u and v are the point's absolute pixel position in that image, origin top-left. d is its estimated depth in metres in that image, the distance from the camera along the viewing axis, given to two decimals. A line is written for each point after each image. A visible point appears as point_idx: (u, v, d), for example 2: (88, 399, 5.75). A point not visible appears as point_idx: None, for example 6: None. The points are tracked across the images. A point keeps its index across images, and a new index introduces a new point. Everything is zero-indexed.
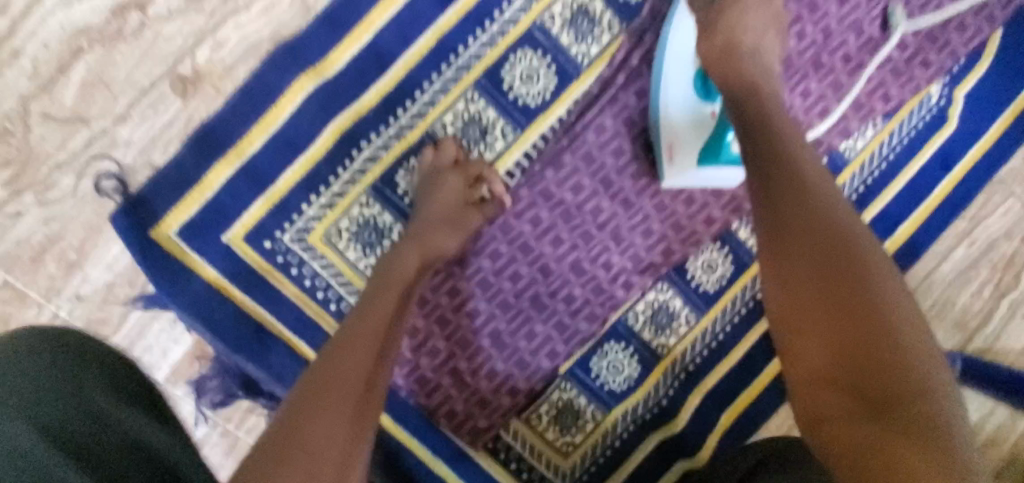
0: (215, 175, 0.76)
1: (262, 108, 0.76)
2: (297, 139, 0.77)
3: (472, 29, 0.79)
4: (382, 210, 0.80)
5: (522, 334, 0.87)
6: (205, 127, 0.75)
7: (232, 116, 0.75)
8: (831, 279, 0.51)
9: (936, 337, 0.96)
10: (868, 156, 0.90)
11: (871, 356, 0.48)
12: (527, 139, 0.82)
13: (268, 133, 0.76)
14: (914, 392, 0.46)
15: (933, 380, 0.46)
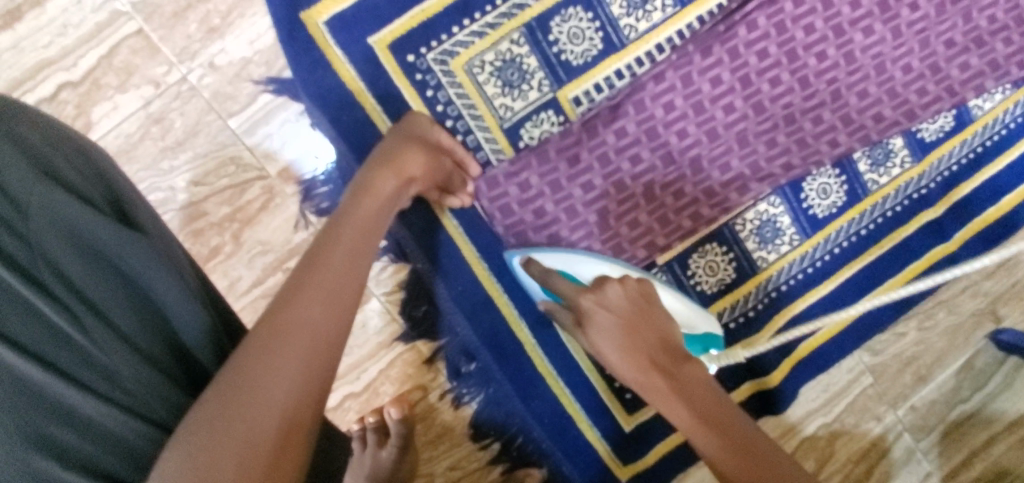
0: None
1: None
2: None
3: None
4: (529, 51, 0.78)
5: (625, 220, 0.84)
6: None
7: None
8: (734, 457, 0.67)
9: (1013, 316, 0.96)
10: (992, 120, 0.92)
11: (740, 443, 0.68)
12: (684, 17, 0.82)
13: None
14: (745, 441, 0.69)
15: (773, 448, 0.68)
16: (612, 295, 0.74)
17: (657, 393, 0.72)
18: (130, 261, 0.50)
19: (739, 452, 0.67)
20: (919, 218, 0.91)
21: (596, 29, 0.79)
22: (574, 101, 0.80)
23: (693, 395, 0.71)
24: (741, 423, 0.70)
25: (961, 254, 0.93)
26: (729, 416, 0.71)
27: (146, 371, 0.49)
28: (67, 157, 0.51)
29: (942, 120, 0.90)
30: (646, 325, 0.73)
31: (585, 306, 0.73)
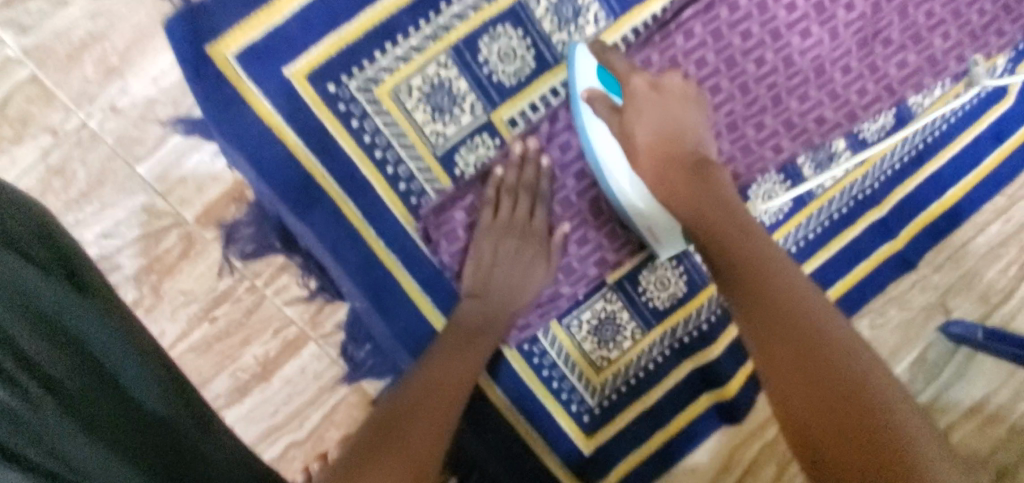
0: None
1: None
2: None
3: None
4: (459, 74, 0.74)
5: (574, 238, 0.81)
6: None
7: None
8: (789, 346, 0.61)
9: (965, 307, 0.97)
10: (932, 115, 0.92)
11: (825, 359, 0.59)
12: (618, 30, 0.80)
13: None
14: (838, 364, 0.58)
15: (862, 371, 0.57)
16: (669, 84, 0.75)
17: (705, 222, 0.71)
18: (73, 322, 0.42)
19: (806, 357, 0.60)
20: (866, 218, 0.91)
21: (527, 46, 0.76)
22: (509, 123, 0.77)
23: (762, 287, 0.66)
24: (844, 345, 0.60)
25: (909, 250, 0.94)
26: (827, 335, 0.61)
27: (89, 442, 0.35)
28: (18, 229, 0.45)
29: (883, 118, 0.90)
30: (681, 109, 0.75)
31: (635, 88, 0.72)
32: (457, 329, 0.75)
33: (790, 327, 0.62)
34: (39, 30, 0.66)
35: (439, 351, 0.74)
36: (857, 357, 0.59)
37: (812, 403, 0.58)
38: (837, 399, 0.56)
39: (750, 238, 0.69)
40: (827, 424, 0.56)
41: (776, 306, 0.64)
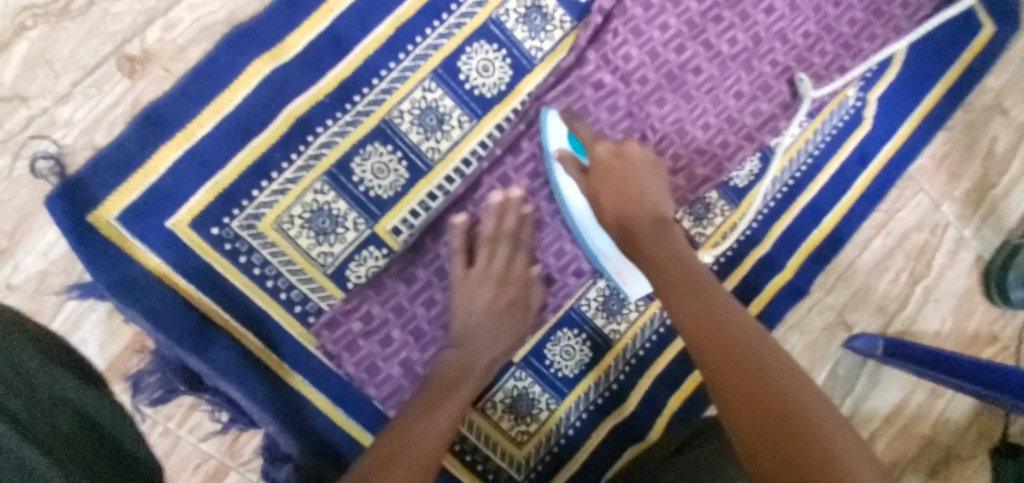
0: (163, 157, 0.74)
1: (217, 89, 0.75)
2: (250, 123, 0.77)
3: (430, 19, 0.82)
4: (337, 196, 0.79)
5: None
6: (152, 109, 0.74)
7: (187, 97, 0.75)
8: (705, 334, 0.62)
9: (862, 321, 1.04)
10: (796, 151, 0.99)
11: (748, 359, 0.59)
12: (483, 128, 0.85)
13: (219, 118, 0.75)
14: (766, 374, 0.57)
15: (777, 368, 0.58)
16: (631, 150, 0.81)
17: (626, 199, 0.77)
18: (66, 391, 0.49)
19: (728, 353, 0.60)
20: (752, 255, 0.98)
21: (398, 159, 0.82)
22: (393, 232, 0.82)
23: (682, 278, 0.69)
24: (760, 341, 0.61)
25: (798, 278, 1.01)
26: (741, 329, 0.62)
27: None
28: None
29: (750, 165, 0.97)
30: (647, 180, 0.79)
31: (600, 154, 0.79)
32: (419, 401, 0.76)
33: (715, 321, 0.63)
34: None
35: (404, 420, 0.74)
36: (779, 359, 0.59)
37: (743, 388, 0.56)
38: (753, 388, 0.56)
39: (672, 244, 0.74)
40: (747, 404, 0.55)
41: (698, 289, 0.68)
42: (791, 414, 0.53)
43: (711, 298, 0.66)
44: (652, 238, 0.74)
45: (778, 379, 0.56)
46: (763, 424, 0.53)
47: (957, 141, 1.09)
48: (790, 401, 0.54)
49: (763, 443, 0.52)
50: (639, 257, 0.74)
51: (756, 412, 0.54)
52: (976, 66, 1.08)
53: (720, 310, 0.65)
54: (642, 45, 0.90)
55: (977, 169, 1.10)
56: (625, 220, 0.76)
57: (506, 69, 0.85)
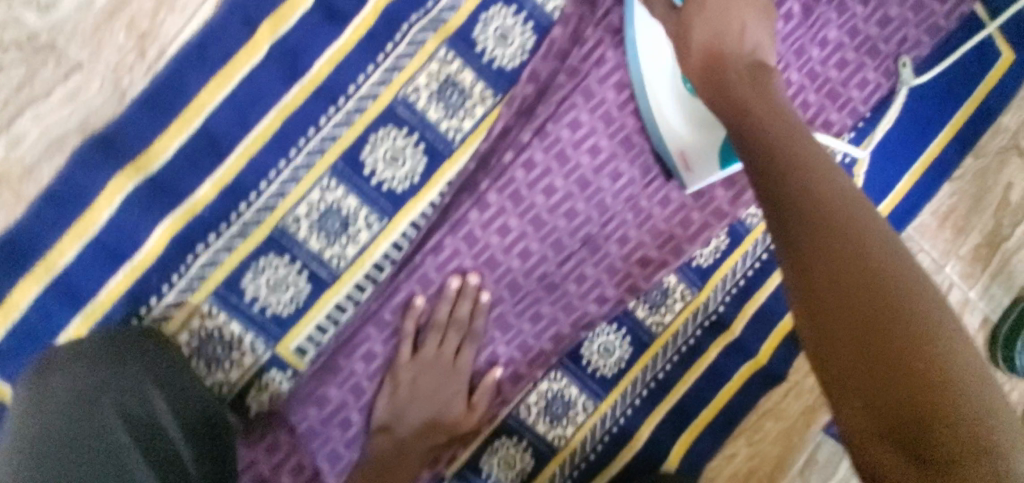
0: (23, 293, 0.65)
1: (76, 211, 0.65)
2: (121, 246, 0.67)
3: (323, 106, 0.69)
4: (229, 318, 0.70)
5: None
6: (5, 240, 0.64)
7: (47, 221, 0.65)
8: (803, 210, 0.51)
9: None
10: None
11: (860, 274, 0.45)
12: (396, 227, 0.73)
13: (83, 242, 0.66)
14: (920, 333, 0.41)
15: (903, 290, 0.43)
16: None
17: (727, 83, 0.65)
18: None
19: (844, 258, 0.46)
20: (718, 343, 0.87)
21: (297, 271, 0.71)
22: (297, 352, 0.73)
23: (769, 141, 0.58)
24: (894, 265, 0.45)
25: (775, 361, 0.89)
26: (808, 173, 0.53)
27: None
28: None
29: (714, 243, 0.84)
30: (738, 8, 0.67)
31: None
32: None
33: (789, 182, 0.53)
34: None
35: None
36: (879, 252, 0.46)
37: (850, 301, 0.44)
38: (861, 307, 0.43)
39: (771, 120, 0.60)
40: (852, 337, 0.43)
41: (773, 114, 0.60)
42: (918, 339, 0.41)
43: (810, 172, 0.54)
44: (774, 124, 0.60)
45: (916, 309, 0.42)
46: (870, 354, 0.42)
47: (965, 191, 0.94)
48: (924, 328, 0.42)
49: (863, 399, 0.41)
50: (744, 145, 0.60)
51: (865, 346, 0.42)
52: (993, 101, 0.92)
53: (827, 196, 0.51)
54: (594, 110, 0.75)
55: (989, 221, 0.96)
56: (734, 104, 0.63)
57: (419, 156, 0.72)
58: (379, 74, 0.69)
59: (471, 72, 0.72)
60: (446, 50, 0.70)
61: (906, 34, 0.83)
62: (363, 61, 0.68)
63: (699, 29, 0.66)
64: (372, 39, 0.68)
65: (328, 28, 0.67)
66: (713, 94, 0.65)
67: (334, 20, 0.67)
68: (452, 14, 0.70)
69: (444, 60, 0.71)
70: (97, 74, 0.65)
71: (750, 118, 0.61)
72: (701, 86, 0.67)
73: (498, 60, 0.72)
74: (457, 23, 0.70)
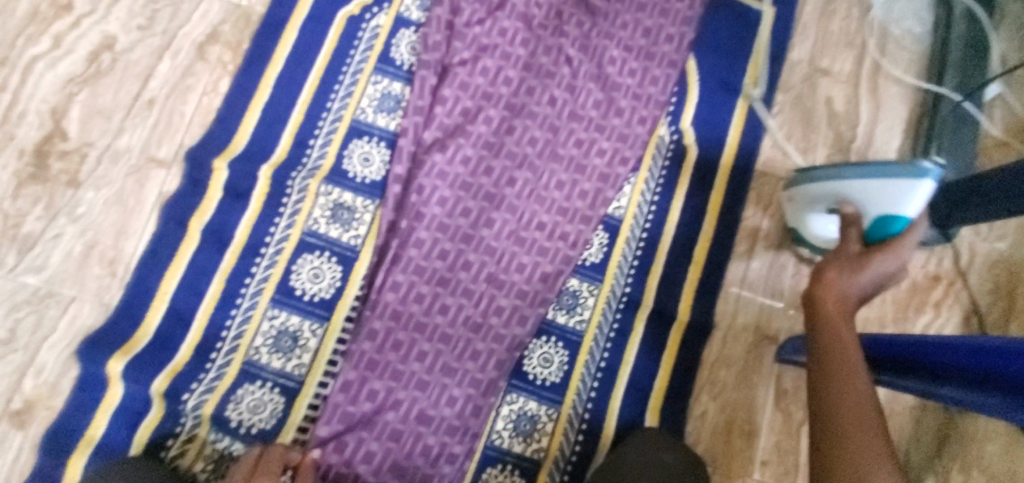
0: (72, 470, 0.82)
1: (98, 396, 0.84)
2: (138, 406, 0.84)
3: (252, 258, 0.90)
4: (231, 440, 0.86)
5: None
6: (54, 431, 0.83)
7: (78, 412, 0.84)
8: (823, 352, 0.77)
9: (784, 327, 1.03)
10: (636, 206, 1.02)
11: (850, 413, 0.70)
12: (335, 326, 0.91)
13: (111, 413, 0.84)
14: (852, 419, 0.70)
15: (851, 398, 0.72)
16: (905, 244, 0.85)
17: (845, 266, 0.85)
18: None
19: (831, 360, 0.76)
20: (639, 319, 0.98)
21: (270, 388, 0.88)
22: None
23: (829, 327, 0.79)
24: (861, 402, 0.71)
25: (699, 316, 1.00)
26: (847, 360, 0.75)
27: None
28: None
29: (597, 240, 1.00)
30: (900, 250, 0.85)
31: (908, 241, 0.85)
32: None
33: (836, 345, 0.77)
34: None
35: None
36: (863, 411, 0.70)
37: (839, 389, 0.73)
38: (842, 399, 0.72)
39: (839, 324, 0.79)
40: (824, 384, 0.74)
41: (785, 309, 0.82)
42: (852, 417, 0.70)
43: (845, 335, 0.78)
44: (828, 309, 0.81)
45: (863, 421, 0.69)
46: (838, 415, 0.71)
47: (792, 119, 1.10)
48: (855, 416, 0.70)
49: (820, 426, 0.72)
50: (818, 290, 0.84)
51: (837, 410, 0.71)
52: (776, 46, 1.11)
53: (845, 350, 0.76)
54: (452, 184, 0.95)
55: (827, 134, 1.10)
56: (853, 271, 0.84)
57: (335, 267, 0.92)
58: (285, 221, 0.91)
59: (350, 193, 0.94)
60: (326, 185, 0.93)
61: (669, 32, 1.04)
62: (271, 217, 0.91)
63: (896, 246, 0.85)
64: (272, 199, 0.91)
65: (238, 204, 0.90)
66: (834, 268, 0.85)
67: (240, 197, 0.90)
68: (323, 160, 0.94)
69: (327, 191, 0.93)
70: (86, 300, 0.87)
71: (825, 295, 0.83)
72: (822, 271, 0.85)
73: (368, 177, 0.95)
74: (329, 165, 0.94)
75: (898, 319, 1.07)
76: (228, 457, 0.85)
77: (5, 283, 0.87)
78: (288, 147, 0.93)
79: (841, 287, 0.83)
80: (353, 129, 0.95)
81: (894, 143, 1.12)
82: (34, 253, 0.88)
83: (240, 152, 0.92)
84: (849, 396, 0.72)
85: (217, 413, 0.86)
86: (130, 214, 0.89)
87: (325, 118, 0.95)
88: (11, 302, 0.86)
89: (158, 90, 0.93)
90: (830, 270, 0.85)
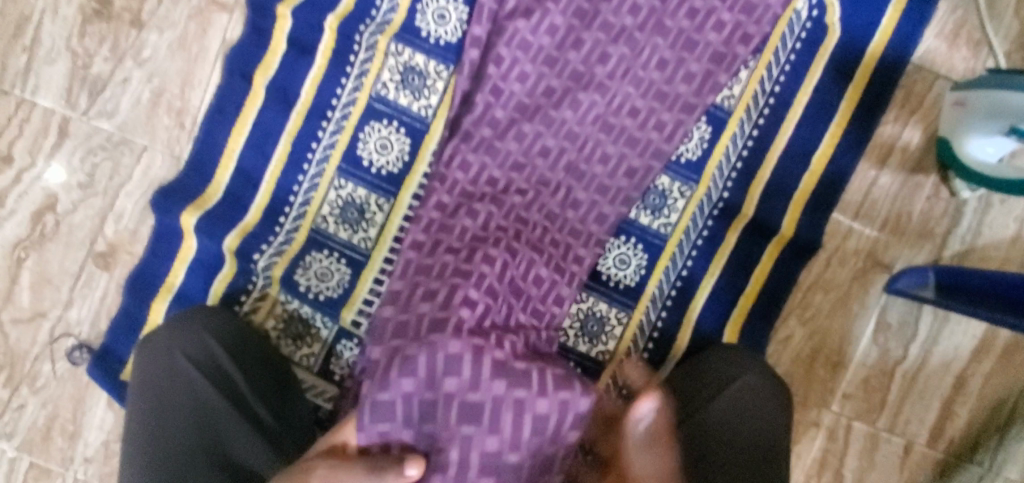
0: (155, 314, 0.86)
1: (174, 248, 0.85)
2: (211, 261, 0.85)
3: (318, 121, 0.84)
4: (299, 303, 0.85)
5: None
6: (136, 276, 0.86)
7: (156, 259, 0.85)
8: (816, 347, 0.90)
9: (904, 256, 0.89)
10: (751, 98, 0.86)
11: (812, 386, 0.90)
12: (402, 202, 0.85)
13: (186, 265, 0.85)
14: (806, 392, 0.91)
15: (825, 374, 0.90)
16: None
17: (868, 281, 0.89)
18: None
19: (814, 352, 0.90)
20: (733, 229, 0.87)
21: (337, 259, 0.86)
22: (353, 323, 0.86)
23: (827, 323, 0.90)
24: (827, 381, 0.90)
25: (804, 232, 0.87)
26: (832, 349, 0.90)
27: None
28: (156, 341, 0.76)
29: (698, 134, 0.86)
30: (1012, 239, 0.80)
31: None
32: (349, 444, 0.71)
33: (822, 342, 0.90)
34: (20, 431, 0.89)
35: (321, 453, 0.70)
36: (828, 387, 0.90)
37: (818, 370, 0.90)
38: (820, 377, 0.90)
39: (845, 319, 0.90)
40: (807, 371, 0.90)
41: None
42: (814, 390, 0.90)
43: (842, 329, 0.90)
44: (836, 314, 0.90)
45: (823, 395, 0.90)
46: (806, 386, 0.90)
47: (970, 2, 0.86)
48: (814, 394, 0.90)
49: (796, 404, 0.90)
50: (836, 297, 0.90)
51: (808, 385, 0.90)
52: None
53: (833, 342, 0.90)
54: (535, 55, 0.82)
55: (1014, 23, 0.87)
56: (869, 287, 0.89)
57: (404, 139, 0.84)
58: (352, 83, 0.83)
59: (423, 56, 0.83)
60: (397, 44, 0.83)
61: None
62: (338, 76, 0.83)
63: None
64: (339, 56, 0.82)
65: (304, 59, 0.82)
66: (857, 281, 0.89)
67: (306, 52, 0.82)
68: (395, 15, 0.83)
69: (397, 51, 0.83)
70: (157, 151, 0.85)
71: (842, 301, 0.90)
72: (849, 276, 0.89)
73: (443, 38, 0.83)
74: (400, 20, 0.83)
75: None
76: (297, 319, 0.86)
77: (80, 126, 0.86)
78: None
79: (855, 297, 0.89)
80: None
81: None
82: (105, 97, 0.85)
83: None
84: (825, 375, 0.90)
85: (286, 277, 0.85)
86: (194, 62, 0.84)
87: None
88: (87, 146, 0.86)
89: None
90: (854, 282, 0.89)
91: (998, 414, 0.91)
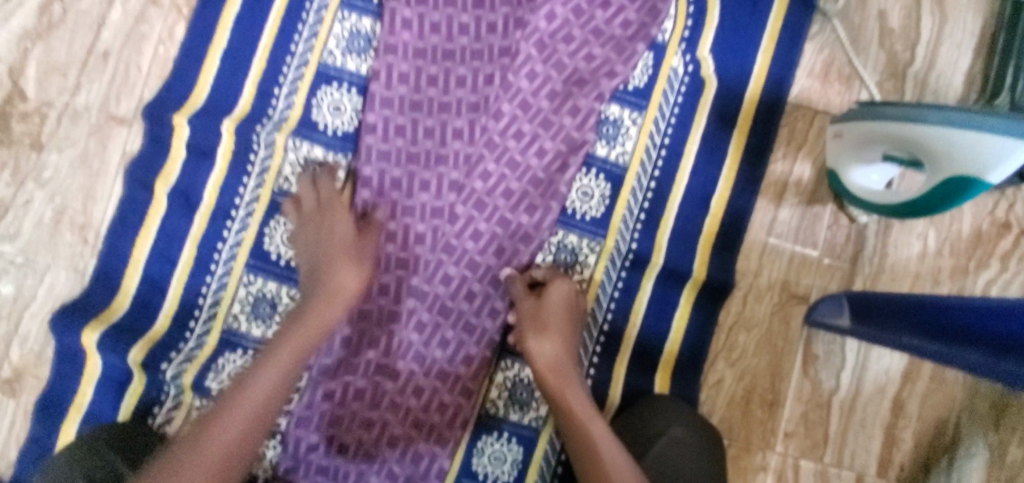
0: (64, 437, 0.82)
1: (79, 366, 0.82)
2: (119, 375, 0.82)
3: (222, 222, 0.84)
4: (216, 407, 0.83)
5: (410, 457, 0.84)
6: (42, 400, 0.83)
7: (62, 380, 0.82)
8: (751, 387, 0.89)
9: (816, 284, 0.90)
10: (644, 150, 0.89)
11: (751, 427, 0.89)
12: None
13: (94, 383, 0.82)
14: (748, 436, 0.89)
15: (762, 415, 0.89)
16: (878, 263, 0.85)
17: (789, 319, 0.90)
18: None
19: (749, 393, 0.89)
20: (647, 278, 0.88)
21: (252, 356, 0.84)
22: (273, 421, 0.83)
23: (759, 364, 0.89)
24: (765, 421, 0.89)
25: (715, 275, 0.88)
26: (767, 390, 0.89)
27: None
28: (60, 461, 0.73)
29: (598, 192, 0.88)
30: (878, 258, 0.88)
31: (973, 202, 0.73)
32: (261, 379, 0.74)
33: (755, 381, 0.89)
34: None
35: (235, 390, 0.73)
36: (766, 429, 0.89)
37: (757, 411, 0.89)
38: (758, 418, 0.89)
39: (775, 357, 0.90)
40: (745, 413, 0.89)
41: None
42: (753, 431, 0.89)
43: (774, 369, 0.90)
44: (769, 355, 0.90)
45: (761, 435, 0.89)
46: (746, 428, 0.89)
47: (836, 40, 0.92)
48: (753, 436, 0.89)
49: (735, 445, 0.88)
50: (766, 337, 0.90)
51: (746, 426, 0.89)
52: None
53: (769, 379, 0.89)
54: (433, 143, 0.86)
55: (878, 56, 0.92)
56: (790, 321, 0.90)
57: None
58: (253, 180, 0.85)
59: (321, 147, 0.86)
60: (294, 138, 0.85)
61: None
62: (239, 176, 0.84)
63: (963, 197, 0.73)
64: (238, 157, 0.84)
65: (204, 163, 0.84)
66: (780, 319, 0.90)
67: (205, 156, 0.84)
68: (290, 111, 0.86)
69: (296, 145, 0.85)
70: (61, 268, 0.84)
71: (774, 341, 0.90)
72: (774, 315, 0.90)
73: (340, 128, 0.86)
74: (297, 116, 0.86)
75: (958, 274, 0.92)
76: None
77: None
78: (252, 98, 0.85)
79: (784, 336, 0.90)
80: (321, 75, 0.86)
81: (961, 64, 0.93)
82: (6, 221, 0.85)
83: (201, 105, 0.84)
84: (763, 417, 0.89)
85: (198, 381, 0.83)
86: (95, 177, 0.85)
87: (290, 63, 0.86)
88: None
89: (111, 42, 0.86)
90: (775, 320, 0.90)
91: (943, 433, 0.90)
